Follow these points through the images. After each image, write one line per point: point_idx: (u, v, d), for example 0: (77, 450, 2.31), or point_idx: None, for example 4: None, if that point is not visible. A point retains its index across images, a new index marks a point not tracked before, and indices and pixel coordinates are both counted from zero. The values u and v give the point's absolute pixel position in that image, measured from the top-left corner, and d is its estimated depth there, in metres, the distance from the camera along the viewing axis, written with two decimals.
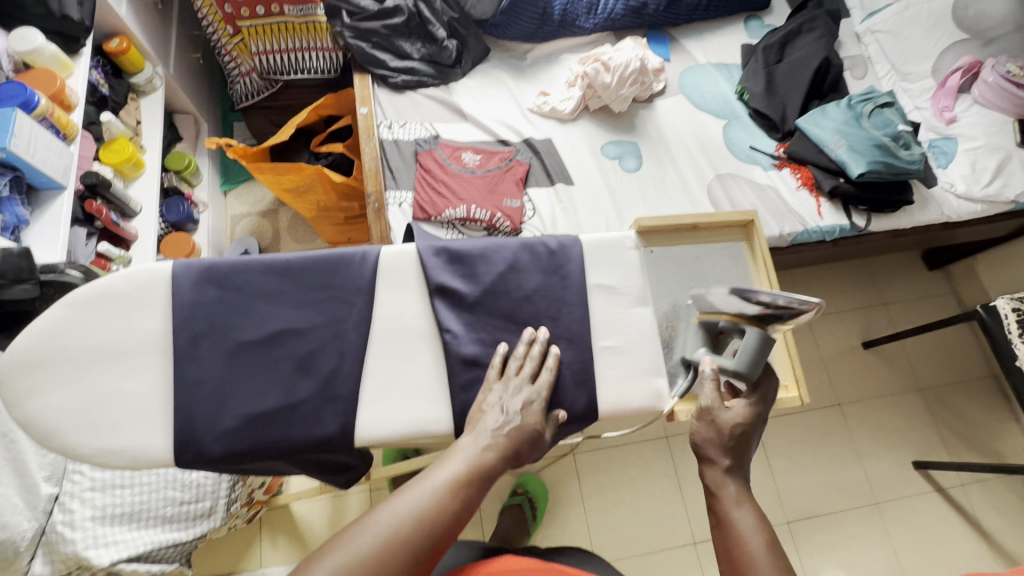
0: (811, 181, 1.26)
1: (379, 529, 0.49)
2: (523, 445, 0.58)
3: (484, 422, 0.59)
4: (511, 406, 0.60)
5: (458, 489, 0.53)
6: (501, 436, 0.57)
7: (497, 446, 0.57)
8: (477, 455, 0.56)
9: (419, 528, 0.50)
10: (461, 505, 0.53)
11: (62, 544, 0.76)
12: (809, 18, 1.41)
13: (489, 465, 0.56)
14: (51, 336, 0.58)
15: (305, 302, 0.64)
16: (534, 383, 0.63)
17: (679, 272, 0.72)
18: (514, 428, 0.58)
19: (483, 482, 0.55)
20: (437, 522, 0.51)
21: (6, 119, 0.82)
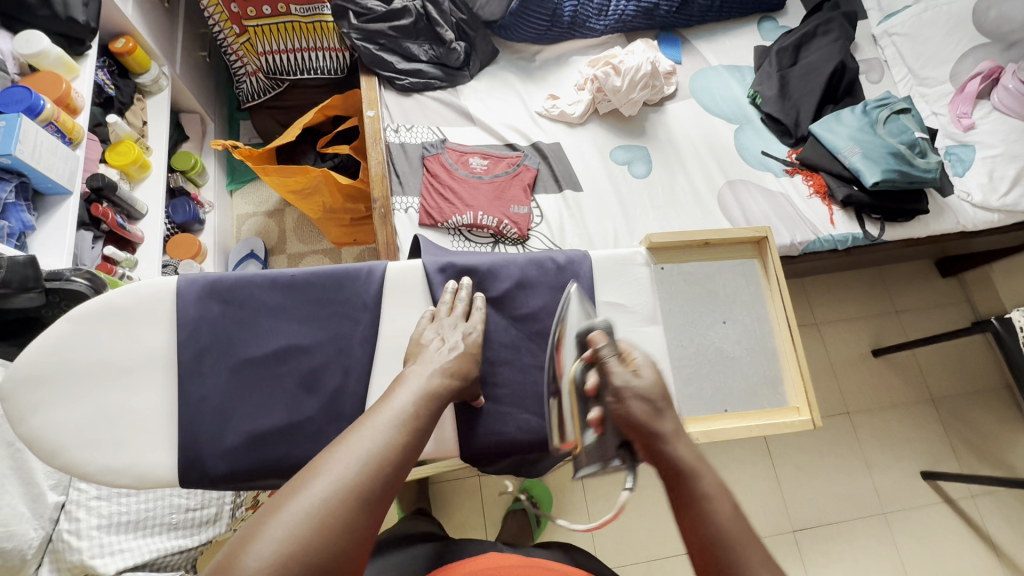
0: (824, 189, 1.23)
1: (334, 477, 0.41)
2: (467, 372, 0.56)
3: (427, 356, 0.55)
4: (449, 338, 0.58)
5: (413, 417, 0.48)
6: (449, 366, 0.54)
7: (443, 372, 0.53)
8: (425, 382, 0.51)
9: (380, 466, 0.43)
10: (418, 433, 0.47)
11: (69, 553, 0.76)
12: (825, 19, 1.38)
13: (439, 391, 0.52)
14: (54, 351, 0.58)
15: (310, 318, 0.63)
16: (467, 320, 0.62)
17: (689, 289, 0.72)
18: (455, 357, 0.56)
19: (436, 409, 0.51)
20: (397, 455, 0.45)
21: (11, 125, 0.81)
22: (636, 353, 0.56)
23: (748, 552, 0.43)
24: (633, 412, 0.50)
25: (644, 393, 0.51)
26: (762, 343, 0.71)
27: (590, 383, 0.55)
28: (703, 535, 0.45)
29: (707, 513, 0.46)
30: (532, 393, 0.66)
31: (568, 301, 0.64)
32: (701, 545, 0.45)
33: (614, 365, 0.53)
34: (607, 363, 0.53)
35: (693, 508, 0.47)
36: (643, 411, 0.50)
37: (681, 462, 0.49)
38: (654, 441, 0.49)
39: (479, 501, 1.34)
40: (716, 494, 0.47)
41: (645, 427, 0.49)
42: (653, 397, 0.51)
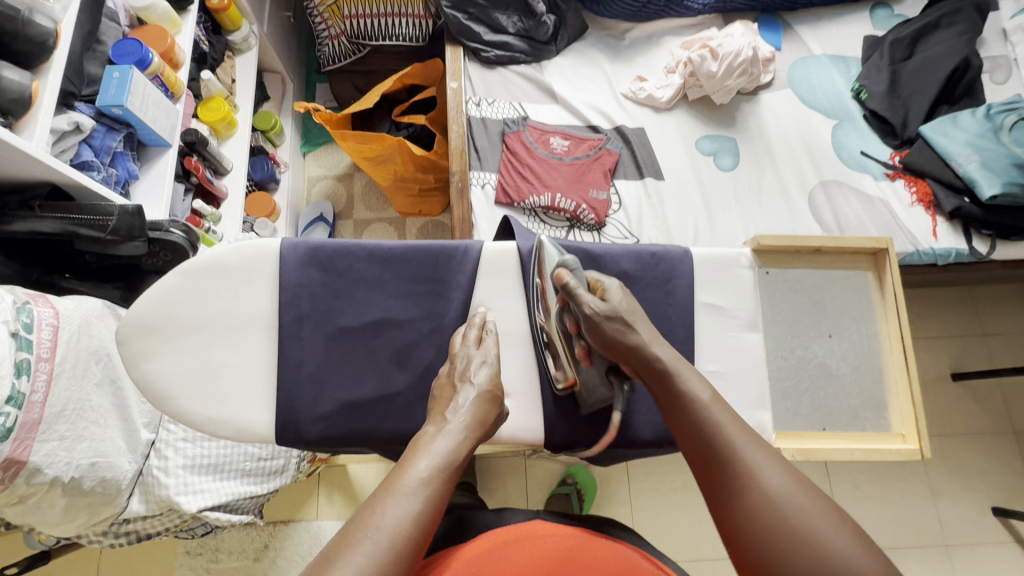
0: (929, 197, 1.14)
1: (351, 565, 0.39)
2: (489, 420, 0.54)
3: (446, 409, 0.53)
4: (466, 376, 0.56)
5: (433, 487, 0.46)
6: (471, 414, 0.52)
7: (465, 429, 0.51)
8: (447, 445, 0.49)
9: (394, 550, 0.41)
10: (437, 504, 0.45)
11: (157, 488, 0.81)
12: (952, 10, 1.25)
13: (460, 453, 0.49)
14: (168, 302, 0.60)
15: (405, 293, 0.63)
16: (481, 348, 0.59)
17: (794, 298, 0.68)
18: (475, 402, 0.53)
19: (457, 472, 0.48)
20: (415, 534, 0.43)
21: (124, 76, 0.84)
22: (604, 282, 0.58)
23: (733, 434, 0.48)
24: (607, 334, 0.54)
25: (612, 316, 0.55)
26: (869, 361, 0.67)
27: (573, 323, 0.57)
28: (692, 426, 0.50)
29: (692, 405, 0.50)
30: None
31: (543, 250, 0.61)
32: (688, 437, 0.50)
33: (585, 296, 0.55)
34: (577, 296, 0.55)
35: (682, 406, 0.51)
36: (616, 330, 0.54)
37: (658, 363, 0.53)
38: (631, 353, 0.54)
39: (523, 482, 1.35)
40: (695, 385, 0.51)
41: (621, 344, 0.54)
42: (623, 314, 0.55)
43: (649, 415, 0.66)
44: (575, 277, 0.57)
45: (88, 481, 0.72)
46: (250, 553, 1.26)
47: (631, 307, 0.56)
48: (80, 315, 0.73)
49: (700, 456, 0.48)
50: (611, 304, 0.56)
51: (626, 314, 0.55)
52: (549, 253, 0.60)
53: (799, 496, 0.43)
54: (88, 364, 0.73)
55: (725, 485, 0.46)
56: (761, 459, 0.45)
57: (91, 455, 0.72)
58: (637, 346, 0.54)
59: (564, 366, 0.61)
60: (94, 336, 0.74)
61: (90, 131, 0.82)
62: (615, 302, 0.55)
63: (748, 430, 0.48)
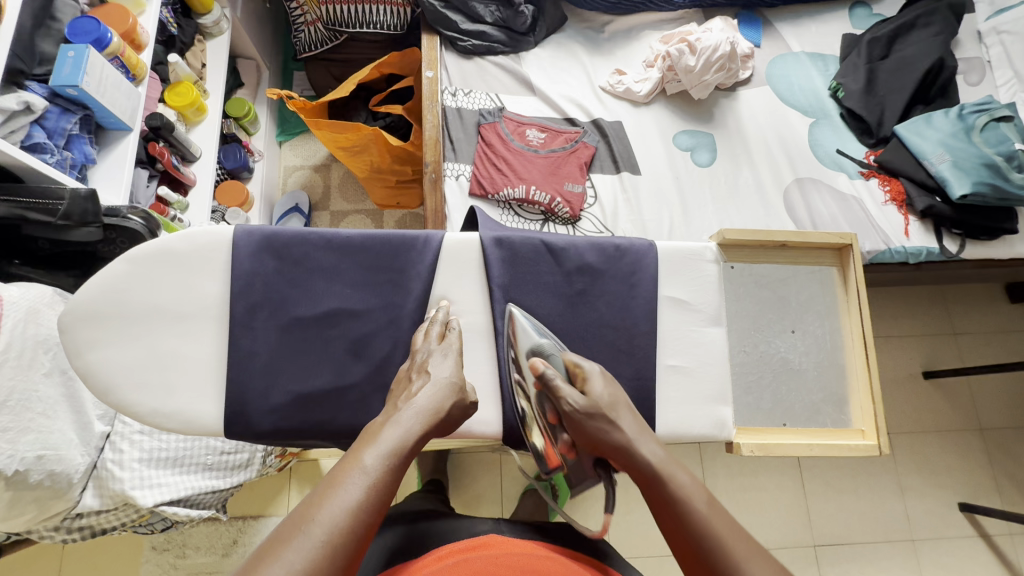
0: (902, 197, 1.15)
1: (283, 562, 0.38)
2: (448, 407, 0.52)
3: (400, 398, 0.51)
4: (425, 368, 0.54)
5: (378, 477, 0.44)
6: (427, 406, 0.50)
7: (418, 417, 0.49)
8: (398, 435, 0.47)
9: (331, 545, 0.39)
10: (383, 496, 0.43)
11: (111, 482, 0.78)
12: (928, 10, 1.26)
13: (411, 441, 0.47)
14: (113, 289, 0.58)
15: (363, 283, 0.62)
16: (443, 342, 0.58)
17: (759, 292, 0.68)
18: (431, 391, 0.52)
19: (406, 462, 0.46)
20: (354, 526, 0.41)
21: (79, 55, 0.80)
22: (585, 368, 0.56)
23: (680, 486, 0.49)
24: (585, 429, 0.52)
25: (592, 409, 0.52)
26: (831, 357, 0.67)
27: (551, 412, 0.56)
28: (689, 540, 0.47)
29: (687, 512, 0.48)
30: None
31: (512, 324, 0.61)
32: (686, 551, 0.47)
33: (562, 388, 0.54)
34: (553, 386, 0.54)
35: (676, 514, 0.48)
36: (596, 426, 0.52)
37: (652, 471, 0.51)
38: (619, 454, 0.52)
39: (498, 477, 1.34)
40: (690, 492, 0.49)
41: (602, 438, 0.52)
42: (604, 408, 0.53)
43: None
44: (549, 364, 0.56)
45: (35, 474, 0.69)
46: (218, 548, 1.24)
47: (612, 401, 0.54)
48: (28, 302, 0.70)
49: (701, 574, 0.46)
50: (592, 395, 0.53)
51: (606, 409, 0.53)
52: (525, 331, 0.60)
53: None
54: (36, 353, 0.70)
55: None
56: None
57: (38, 448, 0.69)
58: (621, 443, 0.51)
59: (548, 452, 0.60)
60: (42, 324, 0.71)
61: (43, 112, 0.79)
62: (596, 395, 0.53)
63: (747, 542, 0.46)
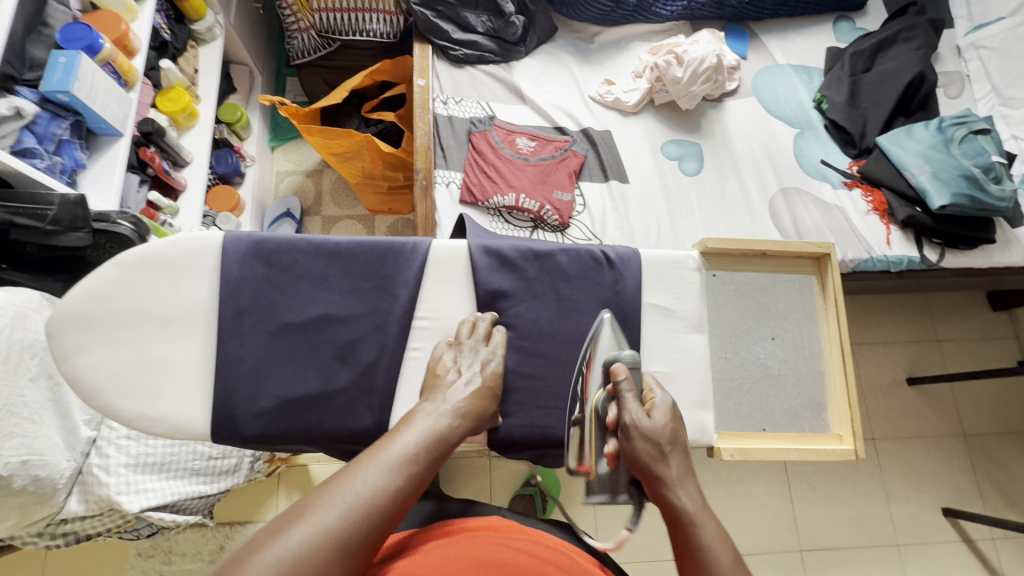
0: (884, 206, 1.18)
1: (319, 523, 0.39)
2: (484, 408, 0.54)
3: (442, 390, 0.53)
4: (470, 367, 0.57)
5: (416, 463, 0.46)
6: (466, 406, 0.52)
7: (458, 415, 0.51)
8: (438, 426, 0.49)
9: (364, 518, 0.41)
10: (415, 483, 0.45)
11: (97, 487, 0.78)
12: (909, 25, 1.29)
13: (451, 437, 0.49)
14: (101, 294, 0.58)
15: (352, 290, 0.62)
16: (489, 344, 0.60)
17: (740, 300, 0.69)
18: (473, 391, 0.54)
19: (441, 455, 0.48)
20: (390, 504, 0.43)
21: (71, 62, 0.81)
22: (655, 397, 0.56)
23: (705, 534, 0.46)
24: (638, 453, 0.51)
25: (652, 435, 0.52)
26: (810, 363, 0.68)
27: (610, 419, 0.54)
28: None
29: (710, 565, 0.44)
30: (562, 389, 0.64)
31: (600, 331, 0.63)
32: None
33: (630, 405, 0.53)
34: (624, 399, 0.53)
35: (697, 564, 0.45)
36: (649, 451, 0.51)
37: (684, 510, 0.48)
38: (658, 486, 0.50)
39: (488, 482, 1.34)
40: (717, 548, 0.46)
41: (650, 469, 0.51)
42: (662, 439, 0.52)
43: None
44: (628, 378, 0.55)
45: (19, 480, 0.69)
46: (205, 555, 1.23)
47: (673, 436, 0.53)
48: (15, 307, 0.70)
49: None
50: (656, 424, 0.53)
51: (665, 441, 0.52)
52: (604, 343, 0.62)
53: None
54: (22, 358, 0.70)
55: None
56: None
57: (22, 453, 0.69)
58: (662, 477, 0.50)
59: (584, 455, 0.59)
60: (28, 329, 0.71)
61: (33, 117, 0.80)
62: (659, 423, 0.52)
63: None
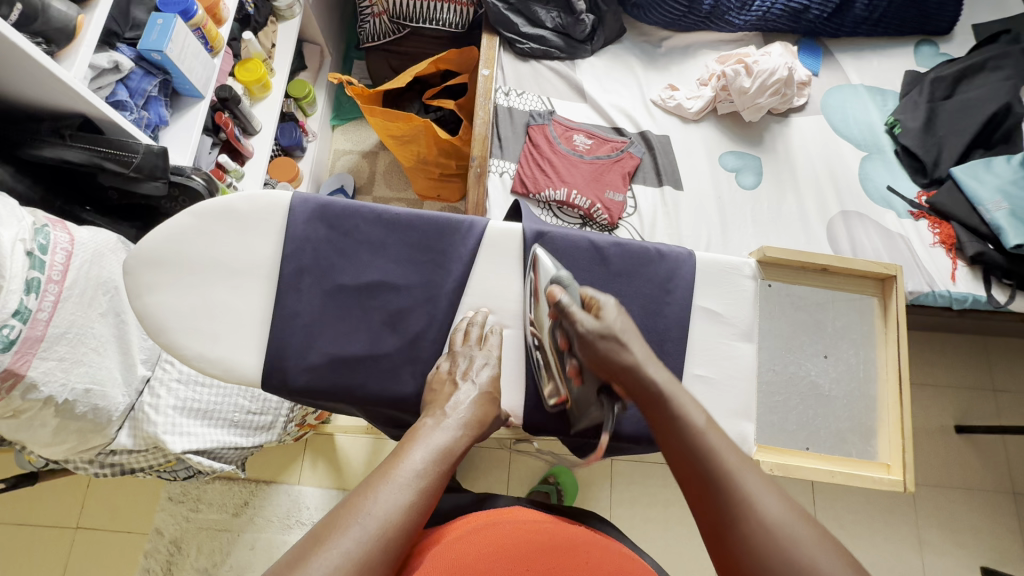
0: (952, 240, 1.12)
1: (339, 548, 0.41)
2: (486, 418, 0.55)
3: (444, 404, 0.55)
4: (465, 377, 0.57)
5: (426, 478, 0.47)
6: (468, 415, 0.54)
7: (462, 426, 0.53)
8: (443, 442, 0.51)
9: (382, 536, 0.43)
10: (429, 497, 0.47)
11: (146, 424, 0.83)
12: (998, 54, 1.23)
13: (455, 450, 0.51)
14: (178, 239, 0.62)
15: (407, 260, 0.64)
16: (483, 348, 0.61)
17: (794, 314, 0.67)
18: (474, 402, 0.55)
19: (448, 469, 0.50)
20: (406, 521, 0.44)
21: (167, 24, 0.86)
22: (599, 299, 0.59)
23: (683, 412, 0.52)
24: (602, 353, 0.55)
25: (605, 333, 0.56)
26: (862, 387, 0.66)
27: (563, 340, 0.59)
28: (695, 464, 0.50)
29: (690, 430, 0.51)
30: None
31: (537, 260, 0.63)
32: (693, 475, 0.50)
33: (577, 313, 0.57)
34: (571, 314, 0.57)
35: (681, 435, 0.51)
36: (610, 347, 0.55)
37: (655, 390, 0.53)
38: (626, 374, 0.54)
39: (506, 475, 1.34)
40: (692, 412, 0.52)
41: (614, 364, 0.55)
42: (616, 332, 0.56)
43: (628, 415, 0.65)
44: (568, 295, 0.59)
45: (81, 406, 0.73)
46: (230, 507, 1.29)
47: (624, 325, 0.57)
48: (95, 245, 0.75)
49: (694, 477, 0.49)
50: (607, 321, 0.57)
51: (620, 331, 0.56)
52: (544, 269, 0.62)
53: (796, 523, 0.44)
54: (95, 294, 0.74)
55: (722, 504, 0.47)
56: (761, 489, 0.47)
57: (87, 381, 0.73)
58: (631, 366, 0.54)
59: (557, 387, 0.62)
60: (105, 268, 0.76)
61: (129, 72, 0.85)
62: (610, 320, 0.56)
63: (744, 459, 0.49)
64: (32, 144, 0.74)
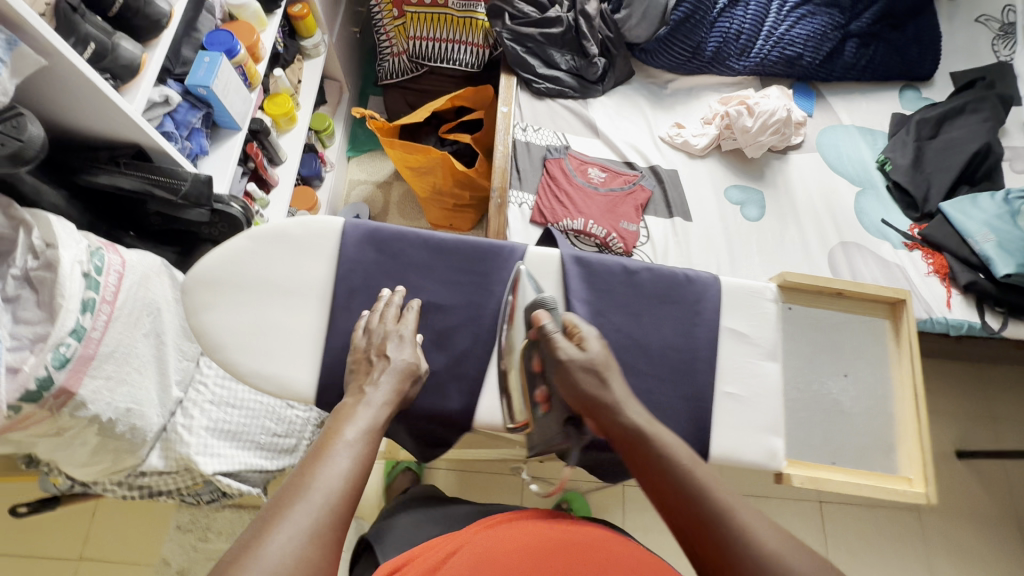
0: (945, 269, 1.19)
1: (294, 522, 0.42)
2: (404, 388, 0.59)
3: (364, 383, 0.58)
4: (382, 351, 0.60)
5: (359, 447, 0.51)
6: (388, 387, 0.58)
7: (386, 399, 0.57)
8: (369, 414, 0.55)
9: (329, 506, 0.45)
10: (365, 462, 0.50)
11: (179, 445, 0.83)
12: (975, 98, 1.33)
13: (382, 420, 0.55)
14: (234, 260, 0.65)
15: (451, 282, 0.68)
16: (400, 325, 0.63)
17: (812, 335, 0.71)
18: (392, 376, 0.59)
19: (379, 439, 0.54)
20: (351, 490, 0.47)
21: (214, 62, 0.92)
22: (581, 328, 0.61)
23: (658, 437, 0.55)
24: (580, 384, 0.58)
25: (588, 364, 0.58)
26: (881, 406, 0.69)
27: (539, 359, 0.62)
28: (675, 489, 0.52)
29: (672, 463, 0.53)
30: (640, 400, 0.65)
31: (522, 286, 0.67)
32: (667, 495, 0.52)
33: (561, 342, 0.59)
34: (554, 339, 0.59)
35: (686, 492, 0.51)
36: (590, 382, 0.58)
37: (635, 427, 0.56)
38: (603, 411, 0.57)
39: (519, 499, 1.35)
40: (675, 447, 0.54)
41: (593, 397, 0.57)
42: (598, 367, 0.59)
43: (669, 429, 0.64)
44: (551, 322, 0.62)
45: (121, 425, 0.74)
46: None
47: (606, 361, 0.60)
48: (143, 268, 0.78)
49: (687, 512, 0.50)
50: (589, 354, 0.59)
51: (602, 367, 0.59)
52: (524, 291, 0.67)
53: (792, 554, 0.46)
54: (140, 315, 0.77)
55: (718, 534, 0.48)
56: (759, 523, 0.48)
57: (127, 401, 0.75)
58: (612, 403, 0.57)
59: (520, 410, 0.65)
60: (150, 290, 0.79)
61: (176, 105, 0.90)
62: (594, 353, 0.59)
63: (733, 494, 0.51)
64: (89, 171, 0.77)
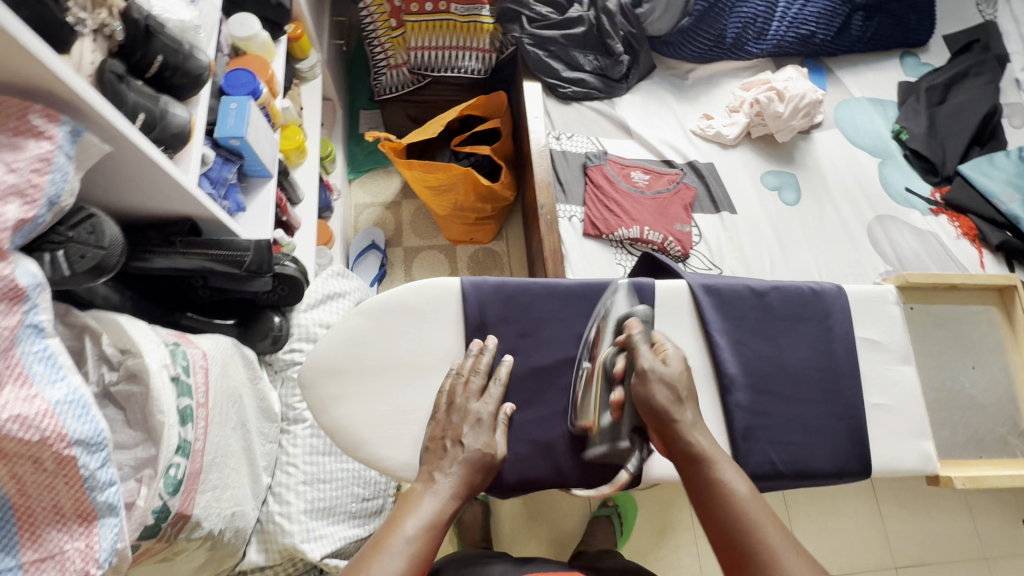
0: (973, 231, 1.23)
1: None
2: (474, 479, 0.59)
3: (436, 468, 0.59)
4: (460, 441, 0.61)
5: (417, 545, 0.51)
6: (458, 475, 0.58)
7: (451, 493, 0.57)
8: (433, 508, 0.55)
9: None
10: (421, 563, 0.51)
11: (281, 536, 0.77)
12: (976, 62, 1.38)
13: (445, 513, 0.55)
14: (353, 340, 0.67)
15: (586, 332, 0.70)
16: (481, 399, 0.65)
17: (937, 331, 0.81)
18: (462, 465, 0.59)
19: (440, 535, 0.54)
20: None
21: (242, 107, 0.82)
22: (668, 345, 0.65)
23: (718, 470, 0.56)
24: (655, 401, 0.60)
25: (670, 383, 0.61)
26: None
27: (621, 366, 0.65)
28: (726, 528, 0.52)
29: (727, 498, 0.54)
30: (798, 426, 0.69)
31: (617, 299, 0.70)
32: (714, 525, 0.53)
33: (646, 354, 0.63)
34: (638, 348, 0.63)
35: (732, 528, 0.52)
36: (665, 395, 0.60)
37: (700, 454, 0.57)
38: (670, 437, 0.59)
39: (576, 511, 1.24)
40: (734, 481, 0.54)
41: (668, 421, 0.59)
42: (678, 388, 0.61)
43: (830, 449, 0.69)
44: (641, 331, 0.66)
45: (228, 532, 0.68)
46: None
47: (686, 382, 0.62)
48: (221, 355, 0.70)
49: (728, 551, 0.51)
50: (672, 370, 0.62)
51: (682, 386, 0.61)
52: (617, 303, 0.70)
53: None
54: (228, 408, 0.69)
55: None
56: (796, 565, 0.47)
57: (232, 505, 0.68)
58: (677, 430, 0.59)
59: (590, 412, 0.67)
60: (230, 377, 0.71)
61: (210, 163, 0.80)
62: (675, 370, 0.62)
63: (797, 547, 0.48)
64: (142, 257, 0.68)
